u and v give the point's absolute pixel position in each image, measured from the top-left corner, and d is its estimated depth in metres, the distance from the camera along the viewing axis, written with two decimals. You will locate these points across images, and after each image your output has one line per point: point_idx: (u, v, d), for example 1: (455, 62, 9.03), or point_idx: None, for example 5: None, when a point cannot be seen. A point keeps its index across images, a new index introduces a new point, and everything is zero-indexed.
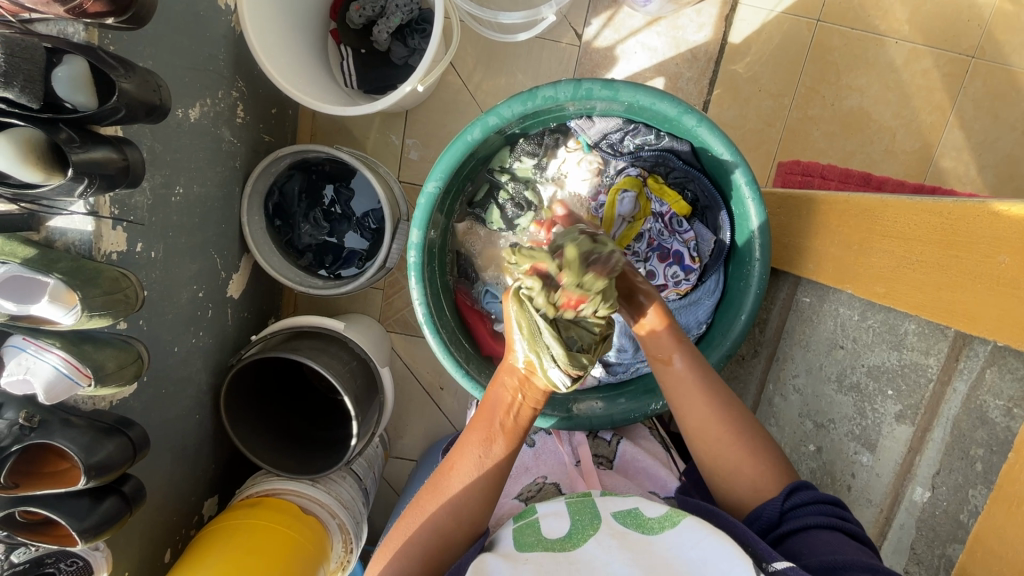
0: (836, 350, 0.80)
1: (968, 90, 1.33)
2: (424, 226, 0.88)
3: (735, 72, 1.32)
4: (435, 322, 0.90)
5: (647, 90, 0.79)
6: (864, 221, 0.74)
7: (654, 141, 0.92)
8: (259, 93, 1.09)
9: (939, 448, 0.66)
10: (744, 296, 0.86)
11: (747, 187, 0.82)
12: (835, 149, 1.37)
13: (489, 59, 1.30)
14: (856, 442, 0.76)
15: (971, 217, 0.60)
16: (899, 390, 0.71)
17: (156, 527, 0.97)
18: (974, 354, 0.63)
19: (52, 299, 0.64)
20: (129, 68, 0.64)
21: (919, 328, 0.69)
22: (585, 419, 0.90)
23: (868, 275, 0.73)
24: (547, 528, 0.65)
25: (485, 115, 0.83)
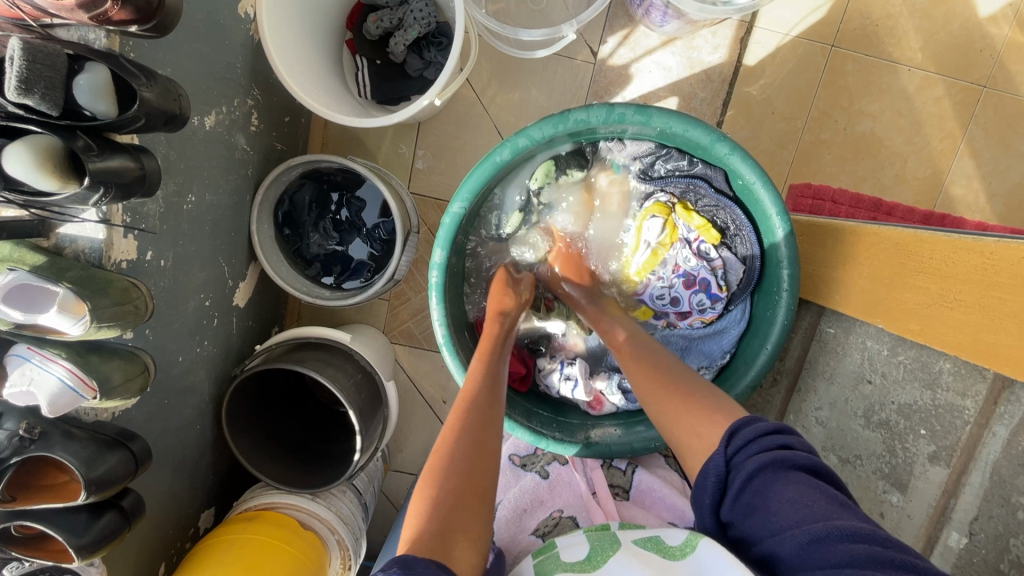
0: (863, 384, 0.80)
1: (980, 119, 1.33)
2: (448, 246, 0.88)
3: (748, 94, 1.33)
4: (453, 343, 0.90)
5: (680, 117, 0.79)
6: (898, 256, 0.74)
7: (686, 167, 0.93)
8: (274, 101, 1.08)
9: (979, 493, 0.67)
10: (770, 326, 0.86)
11: (777, 218, 0.83)
12: (846, 173, 1.37)
13: (504, 74, 1.30)
14: (885, 480, 0.77)
15: (1015, 259, 0.61)
16: (932, 431, 0.72)
17: (153, 542, 0.95)
18: (1014, 399, 0.64)
19: (61, 309, 0.62)
20: (151, 76, 0.63)
21: (954, 368, 0.69)
22: (608, 447, 0.89)
23: (902, 310, 0.72)
24: (568, 553, 0.68)
25: (515, 136, 0.81)
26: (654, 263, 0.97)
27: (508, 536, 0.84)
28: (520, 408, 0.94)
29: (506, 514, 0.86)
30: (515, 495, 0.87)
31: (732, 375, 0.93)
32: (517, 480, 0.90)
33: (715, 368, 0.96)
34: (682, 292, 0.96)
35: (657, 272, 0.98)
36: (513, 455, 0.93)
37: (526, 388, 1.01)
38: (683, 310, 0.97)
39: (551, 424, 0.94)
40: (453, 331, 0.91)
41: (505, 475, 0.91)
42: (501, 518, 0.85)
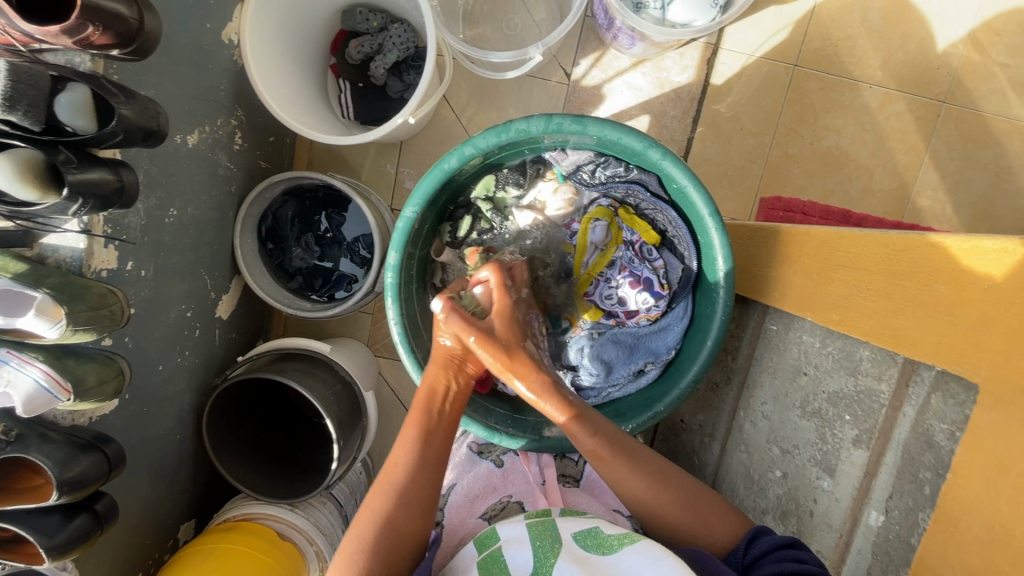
0: (800, 376, 0.80)
1: (942, 132, 1.38)
2: (402, 249, 0.90)
3: (717, 111, 1.38)
4: (410, 342, 0.92)
5: (613, 125, 0.82)
6: (822, 252, 0.74)
7: (623, 173, 0.96)
8: (258, 122, 1.14)
9: (892, 472, 0.66)
10: (710, 323, 0.88)
11: (711, 218, 0.84)
12: (815, 186, 1.41)
13: (481, 95, 1.36)
14: (817, 467, 0.76)
15: (915, 250, 0.62)
16: (855, 415, 0.72)
17: (128, 550, 0.96)
18: (919, 380, 0.64)
19: (38, 312, 0.65)
20: (130, 96, 0.67)
21: (872, 354, 0.70)
22: (555, 441, 0.89)
23: (825, 303, 0.73)
24: (513, 563, 0.65)
25: (462, 144, 0.86)
26: (602, 265, 1.00)
27: (457, 520, 0.86)
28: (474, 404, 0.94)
29: (458, 500, 0.87)
30: (468, 481, 0.89)
31: (675, 371, 0.93)
32: (471, 467, 0.92)
33: (660, 363, 0.95)
34: (628, 291, 0.98)
35: (605, 274, 1.00)
36: (472, 442, 0.96)
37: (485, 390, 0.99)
38: (629, 309, 0.99)
39: (506, 421, 0.94)
40: (410, 330, 0.93)
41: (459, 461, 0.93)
42: (451, 504, 0.87)
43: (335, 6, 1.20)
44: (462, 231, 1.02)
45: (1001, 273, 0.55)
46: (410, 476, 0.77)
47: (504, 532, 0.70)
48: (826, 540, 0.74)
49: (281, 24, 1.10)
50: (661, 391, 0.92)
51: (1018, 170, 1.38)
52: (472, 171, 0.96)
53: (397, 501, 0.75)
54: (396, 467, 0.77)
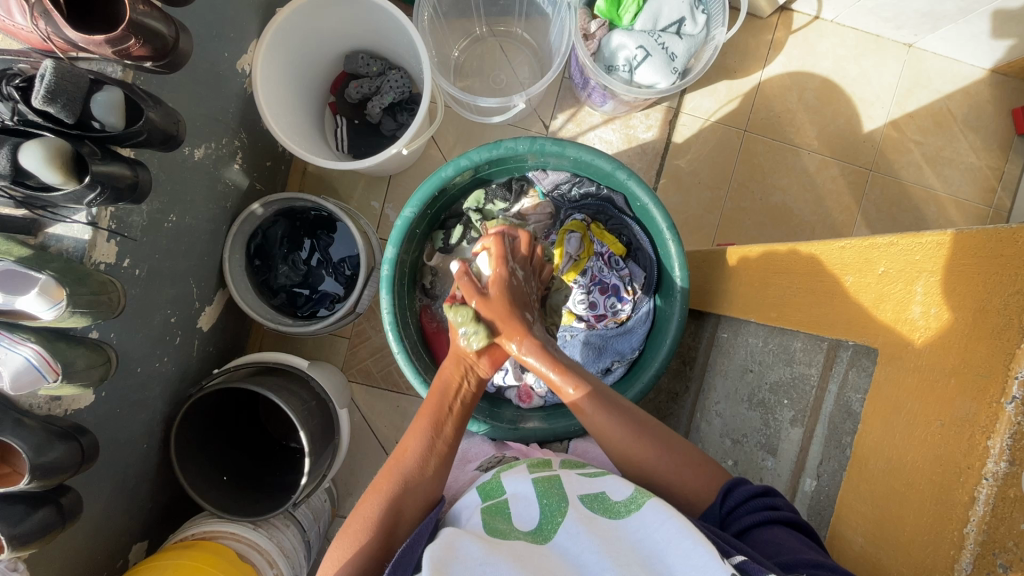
0: (747, 373, 0.88)
1: (870, 196, 1.58)
2: (399, 245, 0.99)
3: (678, 166, 1.54)
4: (400, 330, 0.99)
5: (587, 148, 0.94)
6: (761, 263, 0.84)
7: (596, 192, 1.08)
8: (259, 145, 1.21)
9: (821, 442, 0.71)
10: (668, 324, 0.97)
11: (668, 231, 0.95)
12: (766, 237, 1.56)
13: (467, 137, 1.48)
14: (762, 449, 0.83)
15: (832, 252, 0.71)
16: (792, 399, 0.79)
17: (79, 562, 0.92)
18: (840, 359, 0.70)
19: (40, 292, 0.67)
20: (156, 101, 0.75)
21: (804, 344, 0.77)
22: (531, 431, 0.96)
23: (765, 303, 0.82)
24: (519, 517, 0.69)
25: (457, 157, 0.96)
26: (575, 273, 1.06)
27: (448, 477, 0.90)
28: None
29: (449, 460, 0.93)
30: (463, 447, 0.95)
31: (640, 367, 1.01)
32: (463, 438, 0.97)
33: (626, 362, 1.03)
34: (599, 297, 1.05)
35: (578, 282, 1.06)
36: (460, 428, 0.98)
37: None
38: (597, 314, 1.06)
39: (484, 412, 1.00)
40: (400, 320, 1.00)
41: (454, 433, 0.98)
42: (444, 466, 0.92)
43: (340, 51, 1.33)
44: (454, 239, 1.12)
45: (888, 258, 0.62)
46: (417, 465, 0.77)
47: (510, 487, 0.73)
48: None
49: (290, 61, 1.21)
50: (624, 388, 1.00)
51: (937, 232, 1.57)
52: (463, 184, 1.08)
53: (403, 487, 0.75)
54: (407, 454, 0.78)
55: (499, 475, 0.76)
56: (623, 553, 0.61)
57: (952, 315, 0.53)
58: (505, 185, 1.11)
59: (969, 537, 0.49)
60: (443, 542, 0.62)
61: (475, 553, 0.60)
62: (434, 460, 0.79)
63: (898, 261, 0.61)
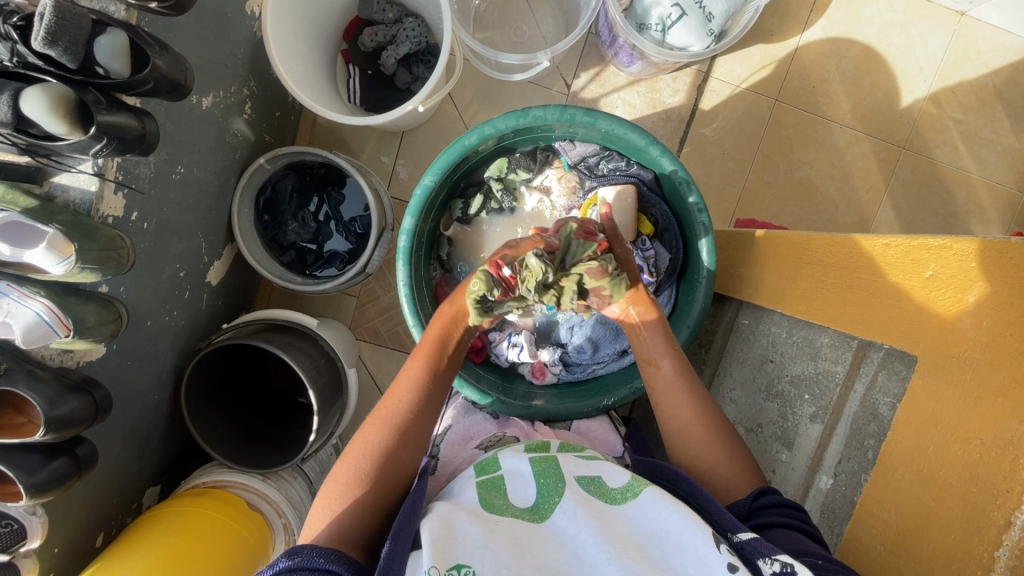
0: (767, 363, 0.88)
1: (899, 175, 1.52)
2: (418, 214, 0.97)
3: (703, 135, 1.48)
4: (415, 303, 0.97)
5: (620, 121, 0.91)
6: (794, 252, 0.81)
7: (625, 168, 1.03)
8: (268, 95, 1.16)
9: (841, 441, 0.72)
10: (690, 310, 0.95)
11: (699, 213, 0.93)
12: (787, 213, 1.52)
13: (484, 94, 1.42)
14: (778, 441, 0.84)
15: (871, 249, 0.68)
16: (813, 395, 0.78)
17: (94, 506, 0.95)
18: (870, 360, 0.70)
19: (48, 247, 0.66)
20: (164, 47, 0.70)
21: (831, 341, 0.76)
22: (542, 408, 0.97)
23: (795, 295, 0.80)
24: (515, 494, 0.69)
25: (482, 124, 0.92)
26: None
27: (451, 454, 0.85)
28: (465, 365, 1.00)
29: (452, 438, 0.88)
30: (463, 424, 0.91)
31: None
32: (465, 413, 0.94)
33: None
34: None
35: None
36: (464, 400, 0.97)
37: (480, 360, 1.07)
38: None
39: (496, 387, 1.00)
40: (416, 295, 0.99)
41: (453, 408, 0.94)
42: (447, 441, 0.87)
43: None
44: (473, 209, 1.09)
45: (938, 261, 0.60)
46: (409, 416, 0.77)
47: (506, 464, 0.74)
48: None
49: (302, 4, 1.14)
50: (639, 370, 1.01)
51: (963, 217, 1.52)
52: (486, 152, 1.03)
53: (396, 437, 0.75)
54: (397, 402, 0.78)
55: (496, 453, 0.77)
56: (620, 537, 0.61)
57: (1006, 332, 0.52)
58: (529, 154, 1.07)
59: (1001, 560, 0.49)
60: (440, 519, 0.62)
61: (471, 531, 0.60)
62: (424, 410, 0.79)
63: (949, 266, 0.58)
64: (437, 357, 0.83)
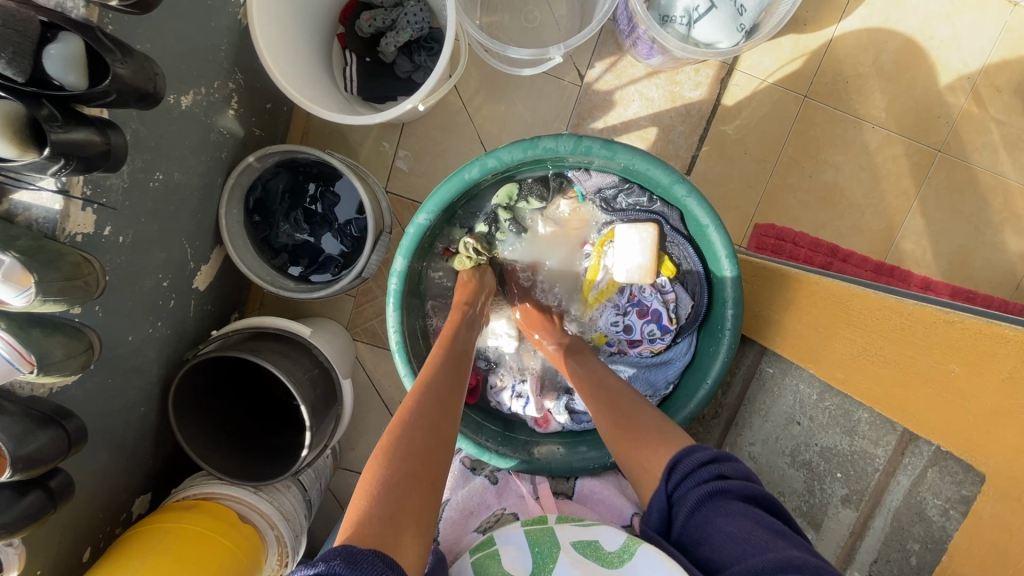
0: (792, 425, 0.81)
1: (933, 181, 1.41)
2: (409, 255, 0.90)
3: (724, 133, 1.38)
4: (406, 349, 0.92)
5: (642, 155, 0.82)
6: (833, 308, 0.75)
7: (646, 204, 0.96)
8: (256, 87, 1.08)
9: (879, 537, 0.69)
10: (712, 364, 0.89)
11: (726, 257, 0.86)
12: (809, 219, 1.42)
13: (490, 85, 1.33)
14: (803, 518, 0.79)
15: (931, 324, 0.62)
16: (847, 475, 0.74)
17: (78, 525, 0.92)
18: (918, 451, 0.66)
19: (5, 278, 0.60)
20: (127, 52, 0.63)
21: (871, 418, 0.71)
22: (545, 464, 0.92)
23: (831, 359, 0.74)
24: (511, 571, 0.65)
25: (485, 156, 0.85)
26: (610, 291, 1.01)
27: (452, 537, 0.80)
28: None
29: (452, 515, 0.83)
30: (462, 497, 0.85)
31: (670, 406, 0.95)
32: (464, 483, 0.89)
33: (657, 398, 0.97)
34: (635, 320, 0.99)
35: (613, 300, 1.01)
36: (463, 459, 0.93)
37: (475, 401, 1.03)
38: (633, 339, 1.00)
39: (498, 438, 0.96)
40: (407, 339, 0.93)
41: (452, 478, 0.90)
42: (445, 519, 0.82)
43: None
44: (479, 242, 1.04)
45: (1013, 363, 0.55)
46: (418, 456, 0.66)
47: (501, 538, 0.69)
48: None
49: None
50: None
51: (996, 227, 1.42)
52: (493, 181, 0.96)
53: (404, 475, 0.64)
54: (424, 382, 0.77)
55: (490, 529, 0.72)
56: None
57: None
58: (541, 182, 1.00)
59: None
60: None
61: None
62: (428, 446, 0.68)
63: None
64: (438, 396, 0.75)
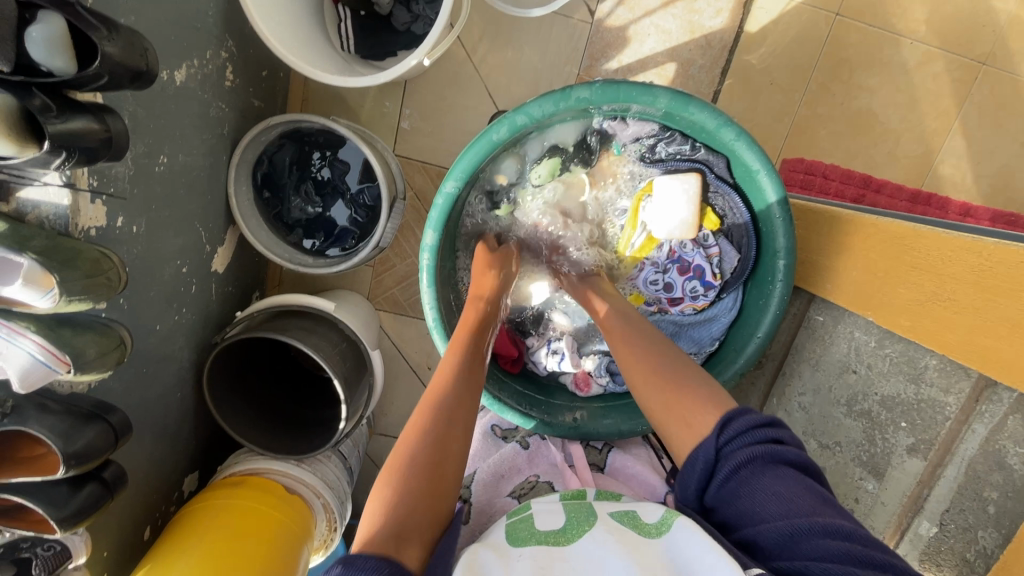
0: (847, 374, 0.79)
1: (975, 97, 1.31)
2: (440, 227, 0.86)
3: (747, 63, 1.28)
4: (445, 326, 0.89)
5: (687, 97, 0.77)
6: (894, 250, 0.71)
7: (689, 152, 0.90)
8: (250, 53, 1.01)
9: (951, 486, 0.67)
10: (761, 316, 0.86)
11: (779, 208, 0.81)
12: (840, 149, 1.34)
13: (495, 30, 1.24)
14: (862, 467, 0.76)
15: (1013, 263, 0.59)
16: (913, 424, 0.71)
17: (135, 510, 0.95)
18: (996, 399, 0.64)
19: (26, 282, 0.59)
20: (113, 28, 0.58)
21: (940, 364, 0.68)
22: (592, 429, 0.90)
23: (893, 305, 0.71)
24: (541, 524, 0.63)
25: (514, 114, 0.80)
26: (650, 248, 0.96)
27: (484, 500, 0.80)
28: (491, 376, 0.94)
29: (483, 478, 0.82)
30: (492, 462, 0.84)
31: (717, 362, 0.92)
32: (496, 450, 0.87)
33: (703, 355, 0.94)
34: (676, 277, 0.96)
35: (653, 257, 0.97)
36: (493, 427, 0.92)
37: (517, 370, 1.01)
38: (674, 296, 0.96)
39: (537, 406, 0.94)
40: (444, 313, 0.91)
41: (481, 445, 0.88)
42: (476, 482, 0.81)
43: None
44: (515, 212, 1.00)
45: None
46: (450, 406, 0.70)
47: (536, 501, 0.68)
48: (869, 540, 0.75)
49: None
50: None
51: None
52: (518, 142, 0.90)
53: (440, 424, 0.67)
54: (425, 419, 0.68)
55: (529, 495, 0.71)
56: (652, 567, 0.54)
57: None
58: (579, 144, 0.94)
59: None
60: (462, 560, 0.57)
61: (489, 569, 0.55)
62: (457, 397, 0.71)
63: None
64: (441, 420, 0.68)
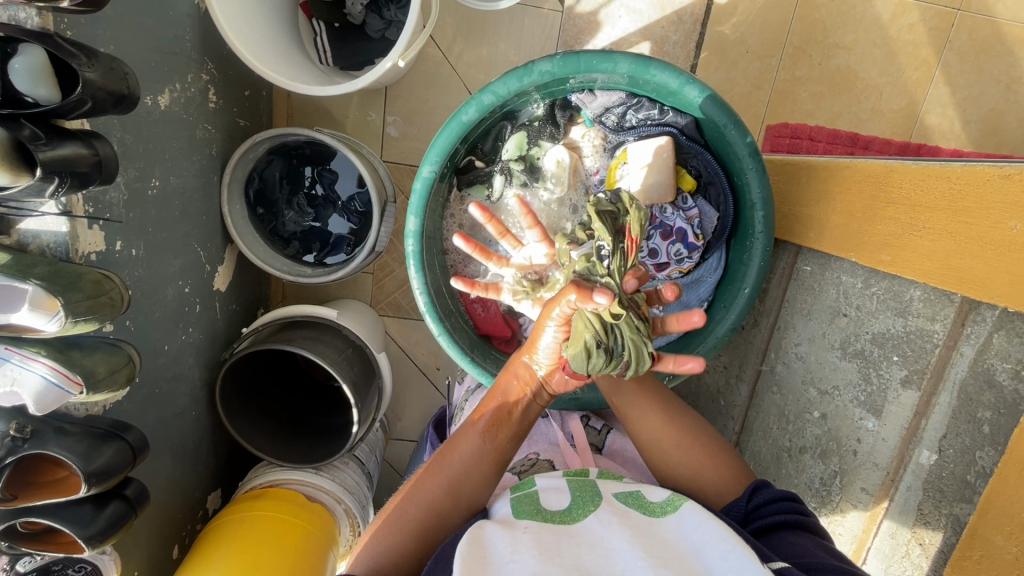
0: (839, 318, 0.79)
1: (955, 44, 1.31)
2: (421, 213, 0.89)
3: (722, 34, 1.29)
4: (437, 310, 0.92)
5: (648, 60, 0.79)
6: (871, 189, 0.74)
7: (657, 116, 0.91)
8: (230, 74, 1.04)
9: (946, 412, 0.66)
10: (745, 271, 0.87)
11: (748, 158, 0.82)
12: (823, 110, 1.34)
13: (469, 29, 1.26)
14: (861, 407, 0.76)
15: (983, 180, 0.61)
16: (904, 356, 0.71)
17: (161, 529, 0.97)
18: (981, 319, 0.63)
19: (33, 306, 0.61)
20: (92, 55, 0.61)
21: (924, 295, 0.68)
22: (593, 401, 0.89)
23: (875, 243, 0.73)
24: (547, 501, 0.63)
25: (480, 93, 0.82)
26: None
27: None
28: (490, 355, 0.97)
29: None
30: None
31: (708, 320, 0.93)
32: None
33: None
34: (660, 242, 0.93)
35: None
36: None
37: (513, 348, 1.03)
38: (660, 262, 0.94)
39: None
40: (437, 298, 0.93)
41: None
42: None
43: None
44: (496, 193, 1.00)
45: None
46: (478, 453, 0.70)
47: (542, 480, 0.68)
48: (871, 478, 0.75)
49: None
50: (691, 342, 0.93)
51: None
52: (491, 120, 0.92)
53: (450, 490, 0.68)
54: (457, 456, 0.70)
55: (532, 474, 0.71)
56: (657, 547, 0.54)
57: None
58: (548, 117, 0.98)
59: None
60: (470, 532, 0.58)
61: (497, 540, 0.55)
62: (468, 480, 0.69)
63: None
64: (466, 469, 0.69)
